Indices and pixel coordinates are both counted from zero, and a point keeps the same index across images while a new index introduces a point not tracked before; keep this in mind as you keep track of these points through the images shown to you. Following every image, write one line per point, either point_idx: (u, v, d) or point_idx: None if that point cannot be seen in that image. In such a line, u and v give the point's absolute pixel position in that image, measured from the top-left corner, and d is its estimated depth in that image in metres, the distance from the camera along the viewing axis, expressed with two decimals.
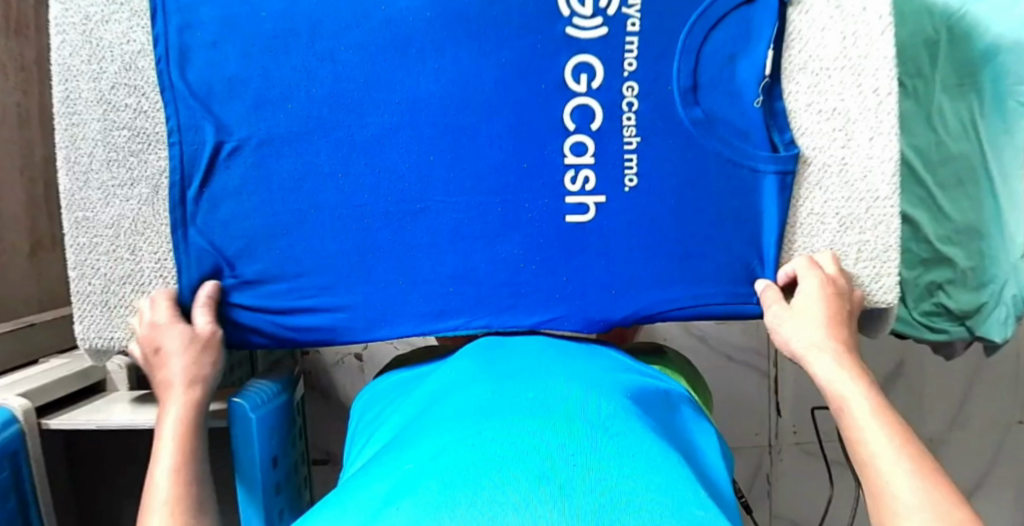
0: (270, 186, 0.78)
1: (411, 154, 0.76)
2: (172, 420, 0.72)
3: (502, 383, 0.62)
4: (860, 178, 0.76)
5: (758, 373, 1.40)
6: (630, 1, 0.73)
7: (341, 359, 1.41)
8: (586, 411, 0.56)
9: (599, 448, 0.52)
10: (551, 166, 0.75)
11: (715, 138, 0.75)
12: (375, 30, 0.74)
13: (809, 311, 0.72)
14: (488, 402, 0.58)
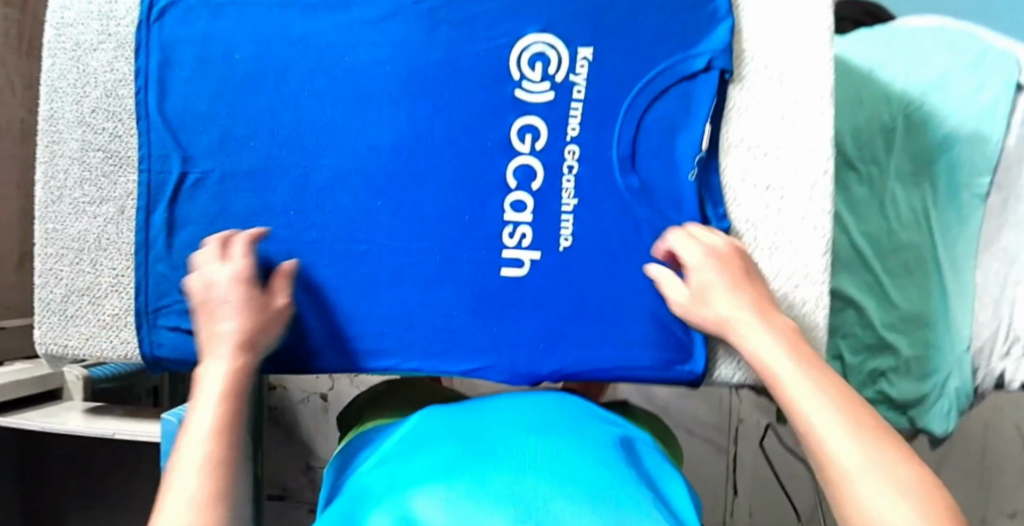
0: (226, 216, 0.82)
1: (361, 197, 0.80)
2: (211, 398, 0.67)
3: (471, 439, 0.61)
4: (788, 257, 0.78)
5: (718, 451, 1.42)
6: (577, 70, 0.77)
7: (307, 397, 1.44)
8: (552, 468, 0.57)
9: (567, 478, 0.56)
10: (490, 219, 0.78)
11: (650, 207, 0.78)
12: (339, 79, 0.79)
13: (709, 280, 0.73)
14: (462, 464, 0.57)
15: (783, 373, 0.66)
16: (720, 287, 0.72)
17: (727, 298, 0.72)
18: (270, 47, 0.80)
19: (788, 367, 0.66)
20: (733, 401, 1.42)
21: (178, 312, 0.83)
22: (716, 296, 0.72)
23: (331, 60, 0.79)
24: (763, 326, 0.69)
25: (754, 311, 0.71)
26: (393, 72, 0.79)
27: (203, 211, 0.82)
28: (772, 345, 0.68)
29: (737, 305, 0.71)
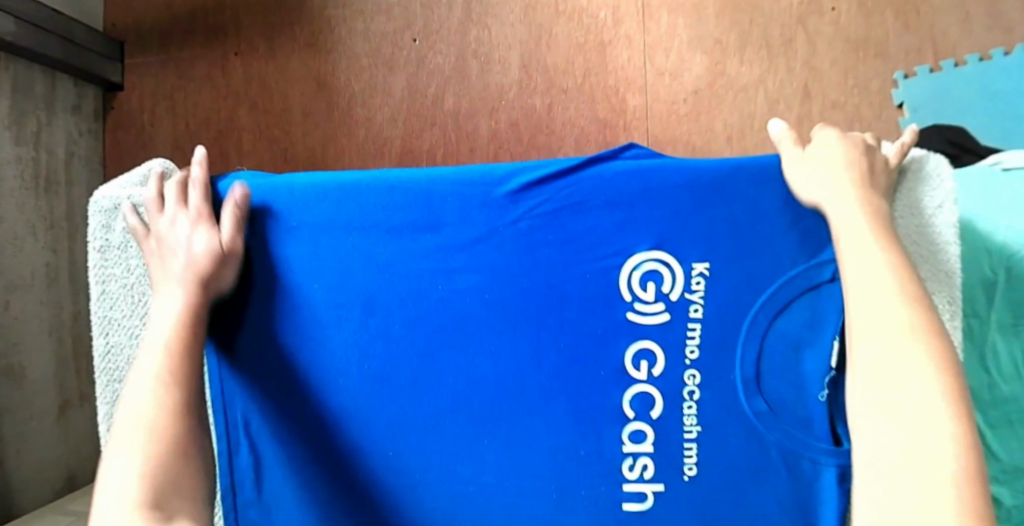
0: (308, 465, 0.71)
1: (460, 438, 0.71)
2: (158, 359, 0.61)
3: None
4: None
5: None
6: (693, 286, 0.68)
7: None
8: None
9: None
10: (607, 453, 0.70)
11: (779, 430, 0.69)
12: (430, 308, 0.70)
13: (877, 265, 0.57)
14: None
15: (908, 405, 0.50)
16: (859, 233, 0.59)
17: (881, 276, 0.56)
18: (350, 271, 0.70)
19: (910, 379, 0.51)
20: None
21: None
22: (858, 278, 0.57)
23: (421, 285, 0.70)
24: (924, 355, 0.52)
25: (929, 345, 0.52)
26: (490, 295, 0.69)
27: (281, 453, 0.71)
28: (917, 369, 0.51)
29: (896, 316, 0.54)
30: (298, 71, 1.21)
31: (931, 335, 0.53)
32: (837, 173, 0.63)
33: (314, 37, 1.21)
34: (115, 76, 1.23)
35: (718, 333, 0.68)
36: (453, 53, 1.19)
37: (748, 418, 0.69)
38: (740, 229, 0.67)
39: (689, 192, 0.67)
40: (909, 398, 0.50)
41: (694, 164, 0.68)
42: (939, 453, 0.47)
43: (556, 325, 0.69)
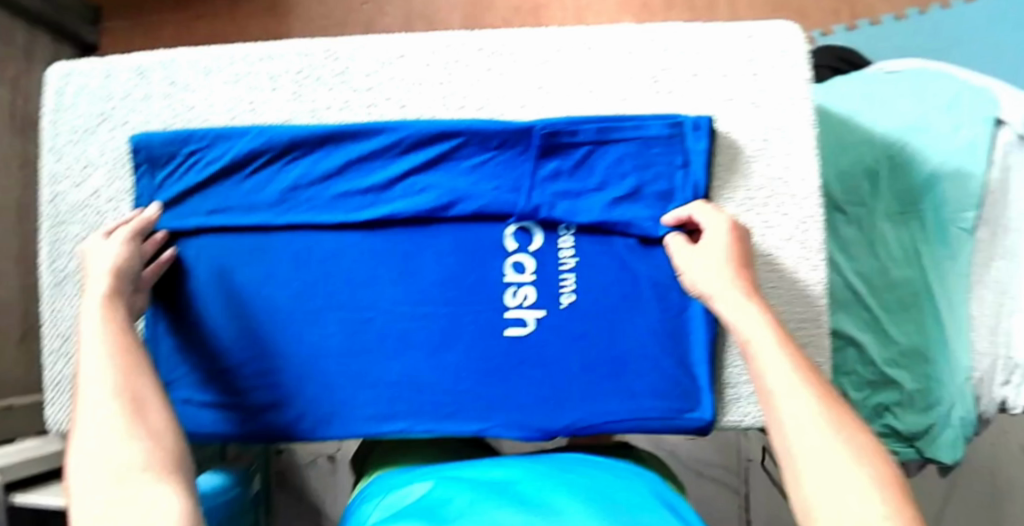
0: (236, 290, 0.82)
1: (363, 269, 0.81)
2: (93, 300, 0.73)
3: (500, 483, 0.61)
4: (793, 291, 0.81)
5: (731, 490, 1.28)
6: None
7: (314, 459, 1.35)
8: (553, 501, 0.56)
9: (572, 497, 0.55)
10: (492, 284, 0.80)
11: (648, 262, 0.80)
12: (337, 158, 0.81)
13: (768, 352, 0.64)
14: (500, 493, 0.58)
15: (796, 399, 0.60)
16: (723, 288, 0.70)
17: (765, 335, 0.65)
18: (261, 134, 0.81)
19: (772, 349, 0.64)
20: (741, 440, 1.28)
21: (188, 386, 0.82)
22: (752, 337, 0.66)
23: (322, 144, 0.81)
24: (795, 370, 0.62)
25: (796, 363, 0.63)
26: (391, 160, 0.81)
27: (199, 284, 0.82)
28: (792, 378, 0.61)
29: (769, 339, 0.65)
30: (257, 31, 1.35)
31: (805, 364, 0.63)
32: (716, 246, 0.73)
33: (274, 2, 1.35)
34: (91, 37, 1.38)
35: (578, 180, 0.79)
36: (400, 14, 1.32)
37: (620, 252, 0.80)
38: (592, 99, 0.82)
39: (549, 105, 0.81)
40: (776, 358, 0.63)
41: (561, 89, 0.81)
42: (825, 431, 0.58)
43: (442, 178, 0.80)
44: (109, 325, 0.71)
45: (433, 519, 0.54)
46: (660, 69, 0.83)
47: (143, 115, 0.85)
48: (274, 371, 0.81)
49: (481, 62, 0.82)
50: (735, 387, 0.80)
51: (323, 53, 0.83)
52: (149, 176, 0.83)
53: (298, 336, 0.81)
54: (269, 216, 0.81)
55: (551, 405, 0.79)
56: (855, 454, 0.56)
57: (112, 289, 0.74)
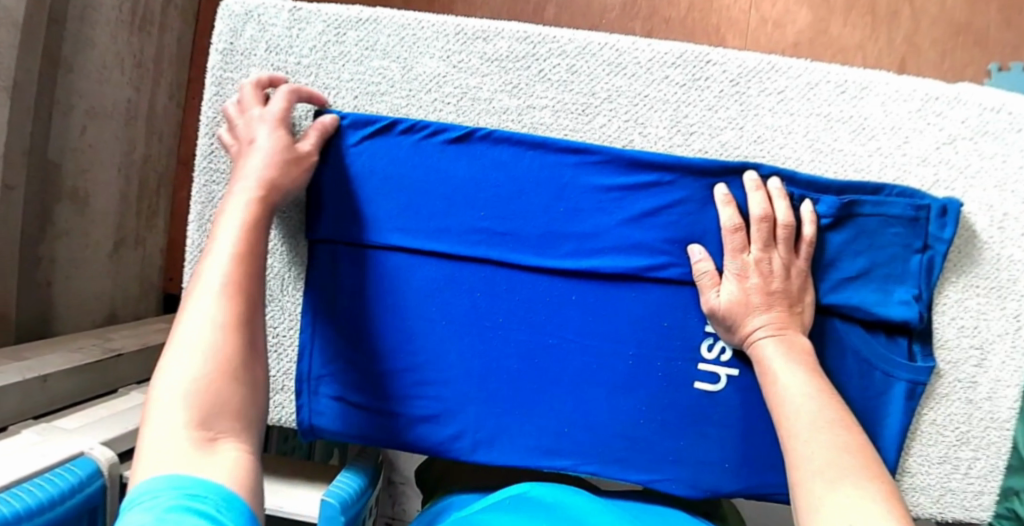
0: (403, 293, 0.76)
1: (550, 293, 0.75)
2: (239, 209, 0.65)
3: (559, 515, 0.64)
4: (991, 388, 0.77)
5: None
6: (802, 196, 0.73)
7: None
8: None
9: None
10: (689, 331, 0.74)
11: (857, 337, 0.74)
12: (540, 177, 0.74)
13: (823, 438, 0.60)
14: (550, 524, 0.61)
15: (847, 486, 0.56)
16: (777, 359, 0.67)
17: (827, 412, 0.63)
18: (469, 135, 0.74)
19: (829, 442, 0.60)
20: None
21: (340, 383, 0.78)
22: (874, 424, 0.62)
23: (531, 161, 0.74)
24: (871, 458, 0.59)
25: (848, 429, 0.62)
26: (600, 199, 0.74)
27: (366, 282, 0.76)
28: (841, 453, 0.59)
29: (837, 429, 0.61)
30: None
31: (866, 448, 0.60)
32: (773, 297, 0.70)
33: None
34: None
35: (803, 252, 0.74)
36: None
37: (833, 324, 0.74)
38: (831, 149, 0.74)
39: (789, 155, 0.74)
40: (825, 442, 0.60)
41: (810, 133, 0.74)
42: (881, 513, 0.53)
43: (654, 235, 0.74)
44: (243, 253, 0.63)
45: None
46: (912, 130, 0.75)
47: (336, 78, 0.76)
48: (436, 383, 0.76)
49: (729, 88, 0.74)
50: (915, 478, 0.78)
51: (547, 44, 0.74)
52: (329, 156, 0.75)
53: (468, 354, 0.76)
54: (460, 227, 0.75)
55: (725, 467, 0.75)
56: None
57: (262, 204, 0.66)
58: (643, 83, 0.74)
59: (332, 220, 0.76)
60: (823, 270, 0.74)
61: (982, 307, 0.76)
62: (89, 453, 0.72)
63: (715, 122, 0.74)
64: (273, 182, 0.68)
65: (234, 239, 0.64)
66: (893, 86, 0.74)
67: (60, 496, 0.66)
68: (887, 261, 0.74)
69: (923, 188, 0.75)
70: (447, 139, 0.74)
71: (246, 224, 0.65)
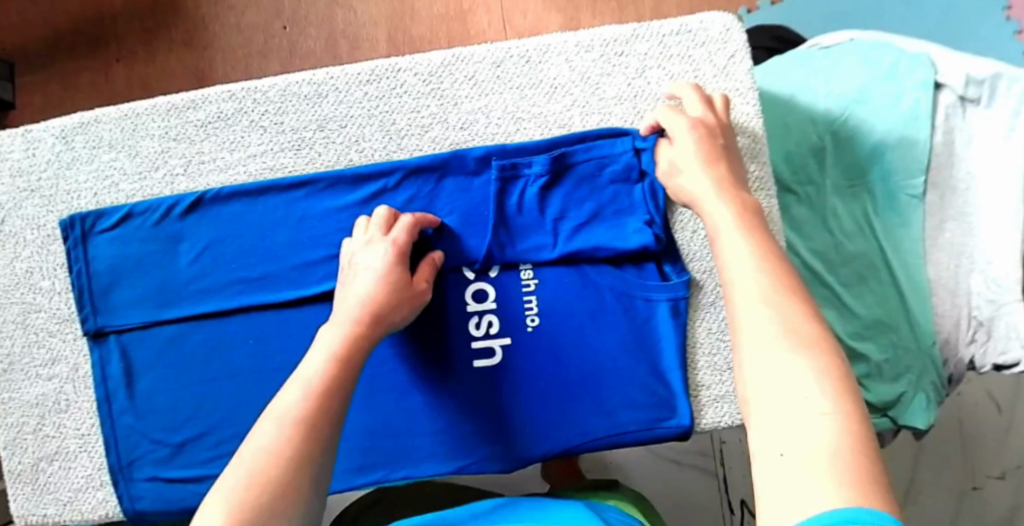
0: (186, 360, 0.80)
1: (317, 319, 0.78)
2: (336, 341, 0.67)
3: None
4: None
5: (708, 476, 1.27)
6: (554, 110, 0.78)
7: None
8: None
9: None
10: (454, 315, 0.78)
11: (610, 274, 0.79)
12: (275, 218, 0.79)
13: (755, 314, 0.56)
14: None
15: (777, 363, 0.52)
16: (727, 229, 0.64)
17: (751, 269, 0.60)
18: (200, 200, 0.79)
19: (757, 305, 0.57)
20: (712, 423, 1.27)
21: (151, 462, 0.81)
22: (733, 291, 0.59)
23: (262, 207, 0.79)
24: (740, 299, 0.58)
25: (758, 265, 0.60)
26: (338, 220, 0.78)
27: (147, 359, 0.80)
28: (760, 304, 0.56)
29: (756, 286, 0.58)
30: (177, 69, 1.30)
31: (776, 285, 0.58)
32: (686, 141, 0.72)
33: (191, 37, 1.31)
34: (7, 94, 1.30)
35: (530, 204, 0.79)
36: (322, 36, 1.29)
37: (582, 269, 0.79)
38: (532, 114, 0.81)
39: (497, 130, 0.80)
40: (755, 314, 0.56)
41: (509, 106, 0.80)
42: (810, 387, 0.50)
43: None
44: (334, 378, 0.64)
45: None
46: (601, 75, 0.81)
47: (74, 182, 0.82)
48: (237, 436, 0.79)
49: (425, 88, 0.80)
50: (712, 391, 0.80)
51: (252, 97, 0.80)
52: (82, 255, 0.80)
53: (262, 399, 0.79)
54: (217, 284, 0.79)
55: (525, 433, 0.78)
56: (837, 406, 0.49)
57: (345, 346, 0.67)
58: (350, 106, 0.80)
59: (100, 312, 0.80)
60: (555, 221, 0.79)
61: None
62: None
63: (422, 121, 0.80)
64: (371, 326, 0.69)
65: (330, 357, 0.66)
66: (572, 42, 0.81)
67: None
68: (610, 198, 0.79)
69: (628, 123, 0.81)
70: (182, 208, 0.79)
71: (334, 354, 0.66)
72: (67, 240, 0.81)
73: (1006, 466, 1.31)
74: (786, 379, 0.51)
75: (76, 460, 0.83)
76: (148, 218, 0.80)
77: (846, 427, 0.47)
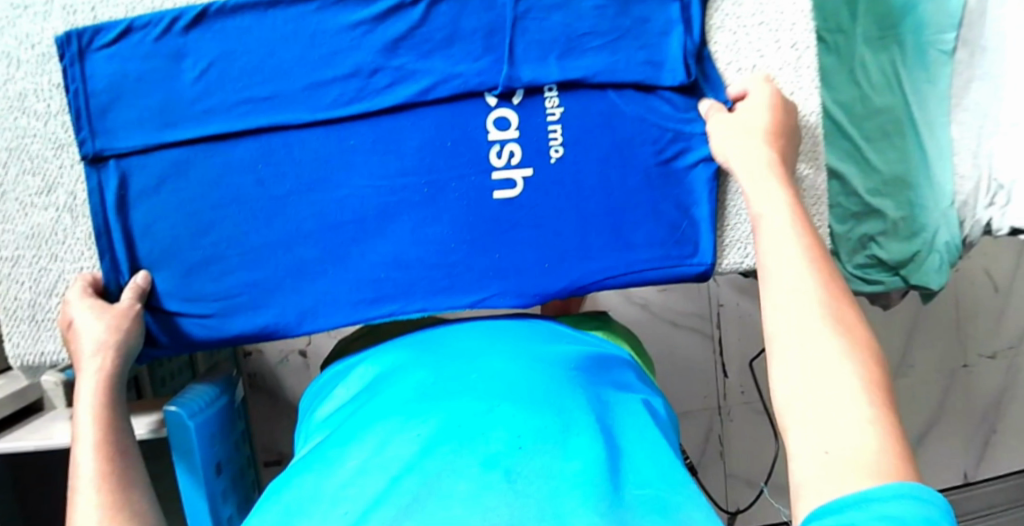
0: (191, 188, 0.76)
1: (330, 140, 0.75)
2: (90, 386, 0.68)
3: (443, 369, 0.69)
4: None
5: (702, 337, 1.30)
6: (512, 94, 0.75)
7: (285, 357, 1.26)
8: (476, 383, 0.65)
9: (478, 388, 0.64)
10: (475, 143, 0.75)
11: (641, 106, 0.76)
12: (285, 34, 0.74)
13: (798, 294, 0.56)
14: (439, 387, 0.66)
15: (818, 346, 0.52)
16: (773, 212, 0.63)
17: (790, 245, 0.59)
18: (207, 14, 0.73)
19: (799, 278, 0.57)
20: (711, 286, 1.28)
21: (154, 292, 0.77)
22: (778, 254, 0.60)
23: (271, 21, 0.74)
24: (809, 283, 0.56)
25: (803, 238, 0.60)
26: (351, 37, 0.74)
27: (147, 181, 0.76)
28: (807, 293, 0.55)
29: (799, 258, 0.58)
30: None
31: (823, 275, 0.57)
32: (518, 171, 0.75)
33: None
34: None
35: (557, 27, 0.75)
36: None
37: (608, 96, 0.76)
38: None
39: None
40: (792, 288, 0.56)
41: None
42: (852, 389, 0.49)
43: (414, 59, 0.74)
44: (103, 421, 0.66)
45: (382, 427, 0.62)
46: None
47: None
48: (246, 268, 0.77)
49: None
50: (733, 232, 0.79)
51: None
52: (78, 74, 0.74)
53: (273, 228, 0.76)
54: (223, 104, 0.74)
55: (545, 266, 0.76)
56: (858, 359, 0.51)
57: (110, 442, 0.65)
58: None
59: (98, 135, 0.75)
60: (579, 49, 0.75)
61: (753, 40, 0.77)
62: None
63: None
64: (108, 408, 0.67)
65: (93, 404, 0.67)
66: None
67: None
68: (632, 27, 0.75)
69: None
70: (184, 23, 0.73)
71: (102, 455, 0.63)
72: (61, 58, 0.74)
73: (997, 348, 1.37)
74: (818, 366, 0.51)
75: None
76: (147, 32, 0.74)
77: (887, 436, 0.46)
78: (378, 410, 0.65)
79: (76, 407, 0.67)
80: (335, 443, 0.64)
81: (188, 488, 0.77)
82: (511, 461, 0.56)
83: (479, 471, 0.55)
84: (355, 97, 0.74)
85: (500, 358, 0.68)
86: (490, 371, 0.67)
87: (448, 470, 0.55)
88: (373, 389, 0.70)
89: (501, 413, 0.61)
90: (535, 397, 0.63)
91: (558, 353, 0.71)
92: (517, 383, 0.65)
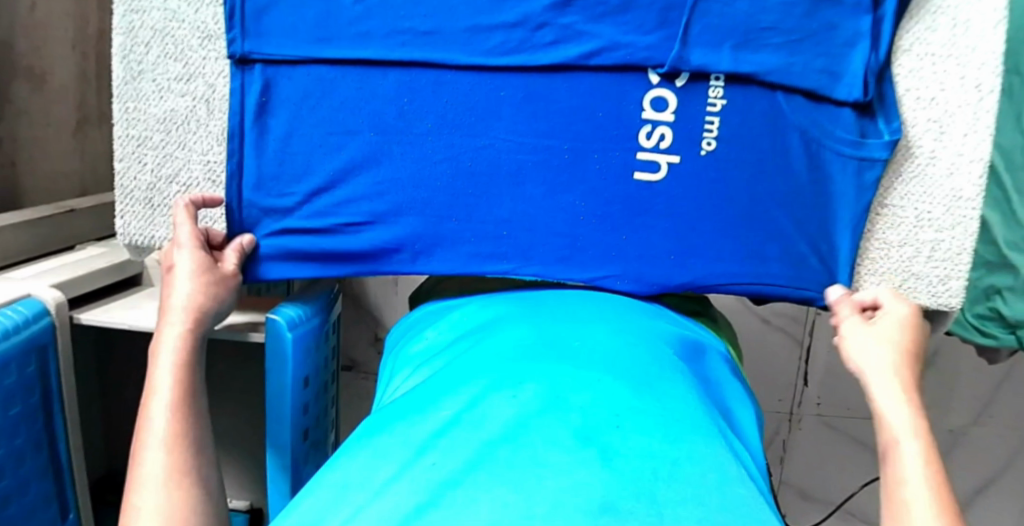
0: (332, 107, 0.74)
1: (480, 87, 0.73)
2: (181, 317, 0.71)
3: (543, 330, 0.61)
4: (950, 163, 0.72)
5: (792, 342, 1.27)
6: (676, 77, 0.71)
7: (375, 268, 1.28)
8: (580, 350, 0.57)
9: (584, 356, 0.56)
10: (627, 120, 0.72)
11: (806, 116, 0.72)
12: None
13: (907, 461, 0.55)
14: (538, 347, 0.58)
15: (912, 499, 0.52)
16: (884, 367, 0.64)
17: (900, 406, 0.60)
18: None
19: (903, 439, 0.57)
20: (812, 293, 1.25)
21: (274, 206, 0.78)
22: (889, 411, 0.60)
23: None
24: (919, 449, 0.56)
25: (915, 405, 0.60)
26: None
27: (290, 93, 0.75)
28: (912, 453, 0.56)
29: (906, 416, 0.59)
30: None
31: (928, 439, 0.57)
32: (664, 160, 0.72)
33: None
34: None
35: (739, 15, 0.70)
36: None
37: (776, 98, 0.71)
38: None
39: None
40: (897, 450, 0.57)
41: None
42: None
43: (581, 20, 0.70)
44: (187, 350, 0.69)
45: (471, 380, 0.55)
46: None
47: None
48: (369, 199, 0.76)
49: None
50: (869, 263, 0.76)
51: None
52: None
53: (404, 164, 0.75)
54: (380, 29, 0.72)
55: (669, 261, 0.74)
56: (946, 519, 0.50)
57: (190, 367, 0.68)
58: None
59: (249, 36, 0.73)
60: (756, 42, 0.70)
61: (939, 70, 0.71)
62: (37, 295, 0.81)
63: None
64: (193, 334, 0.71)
65: (175, 356, 0.69)
66: None
67: (7, 332, 0.75)
68: (820, 30, 0.70)
69: None
70: None
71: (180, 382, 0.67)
72: None
73: None
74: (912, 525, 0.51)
75: (199, 186, 0.80)
76: None
77: None
78: (469, 363, 0.58)
79: (158, 356, 0.68)
80: (414, 391, 0.57)
81: (274, 406, 0.78)
82: (615, 443, 0.47)
83: (573, 441, 0.47)
84: (515, 48, 0.71)
85: (603, 329, 0.61)
86: (596, 343, 0.58)
87: (541, 437, 0.47)
88: (464, 342, 0.64)
89: (606, 390, 0.52)
90: (641, 380, 0.54)
91: (672, 341, 0.63)
92: (625, 360, 0.56)
